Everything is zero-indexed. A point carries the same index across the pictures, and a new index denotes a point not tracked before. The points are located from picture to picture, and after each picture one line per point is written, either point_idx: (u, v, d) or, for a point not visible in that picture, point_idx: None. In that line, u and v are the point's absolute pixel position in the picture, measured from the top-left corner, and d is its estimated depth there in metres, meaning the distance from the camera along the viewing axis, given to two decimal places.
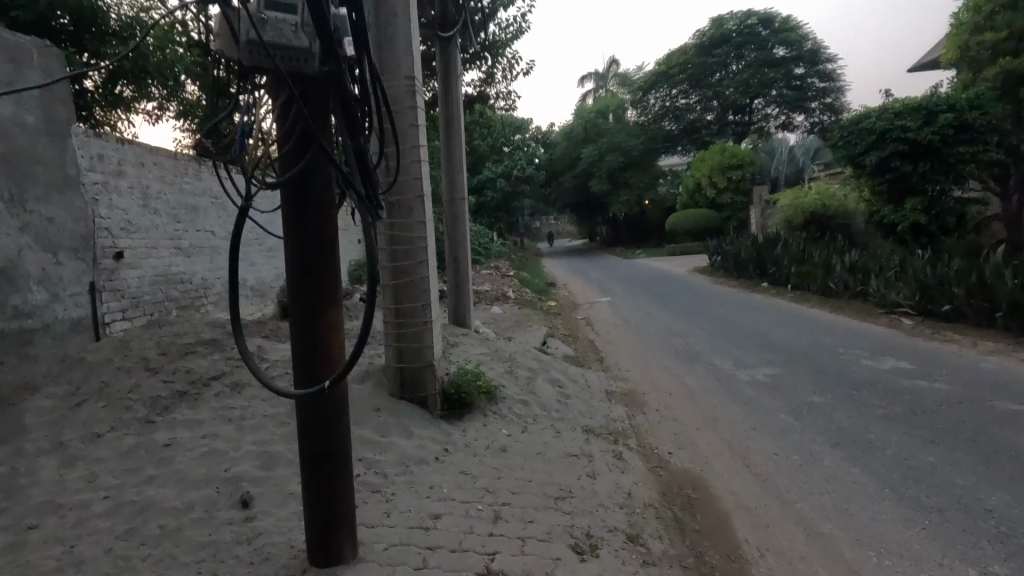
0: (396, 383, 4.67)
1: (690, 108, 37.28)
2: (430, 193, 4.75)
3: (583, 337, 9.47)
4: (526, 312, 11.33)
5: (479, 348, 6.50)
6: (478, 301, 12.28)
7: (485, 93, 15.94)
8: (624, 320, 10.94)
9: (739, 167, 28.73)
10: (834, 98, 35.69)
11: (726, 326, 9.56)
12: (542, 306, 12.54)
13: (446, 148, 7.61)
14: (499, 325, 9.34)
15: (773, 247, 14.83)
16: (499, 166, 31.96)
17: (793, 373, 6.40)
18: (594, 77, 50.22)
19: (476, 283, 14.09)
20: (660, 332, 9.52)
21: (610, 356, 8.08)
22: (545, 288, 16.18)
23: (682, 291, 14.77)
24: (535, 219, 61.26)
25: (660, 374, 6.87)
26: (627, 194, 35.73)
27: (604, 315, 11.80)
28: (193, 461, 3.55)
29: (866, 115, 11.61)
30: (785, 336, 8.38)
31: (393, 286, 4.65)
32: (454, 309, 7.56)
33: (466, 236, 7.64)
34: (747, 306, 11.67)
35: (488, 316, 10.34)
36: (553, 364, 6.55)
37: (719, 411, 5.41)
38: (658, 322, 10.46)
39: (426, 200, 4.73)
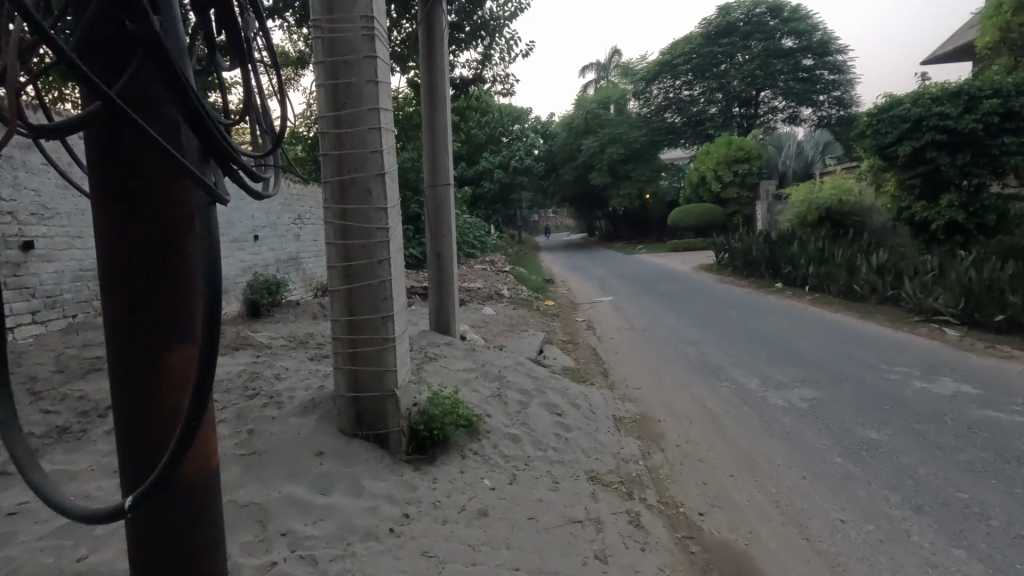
0: (350, 416, 3.65)
1: (695, 100, 36.11)
2: (394, 172, 3.67)
3: (584, 344, 8.40)
4: (521, 313, 10.26)
5: (462, 363, 5.45)
6: (468, 300, 11.22)
7: (480, 76, 14.82)
8: (629, 323, 9.91)
9: (746, 160, 27.58)
10: (844, 91, 34.52)
11: (744, 334, 8.53)
12: (538, 306, 11.51)
13: (429, 125, 6.54)
14: (490, 330, 8.26)
15: (788, 245, 13.81)
16: (496, 158, 31.08)
17: (837, 395, 5.38)
18: (594, 68, 49.10)
19: (468, 279, 13.03)
20: (671, 339, 8.49)
21: (617, 369, 7.03)
22: (542, 285, 15.12)
23: (689, 290, 13.76)
24: (533, 213, 60.17)
25: (676, 394, 5.83)
26: (627, 187, 34.65)
27: (606, 317, 10.74)
28: (40, 541, 2.51)
29: (899, 101, 10.57)
30: (816, 348, 7.35)
31: (346, 292, 3.61)
32: (436, 313, 6.52)
33: (452, 227, 6.57)
34: (762, 310, 10.66)
35: (479, 318, 9.29)
36: (551, 382, 5.51)
37: (754, 447, 4.40)
38: (667, 327, 9.45)
39: (391, 180, 3.66)
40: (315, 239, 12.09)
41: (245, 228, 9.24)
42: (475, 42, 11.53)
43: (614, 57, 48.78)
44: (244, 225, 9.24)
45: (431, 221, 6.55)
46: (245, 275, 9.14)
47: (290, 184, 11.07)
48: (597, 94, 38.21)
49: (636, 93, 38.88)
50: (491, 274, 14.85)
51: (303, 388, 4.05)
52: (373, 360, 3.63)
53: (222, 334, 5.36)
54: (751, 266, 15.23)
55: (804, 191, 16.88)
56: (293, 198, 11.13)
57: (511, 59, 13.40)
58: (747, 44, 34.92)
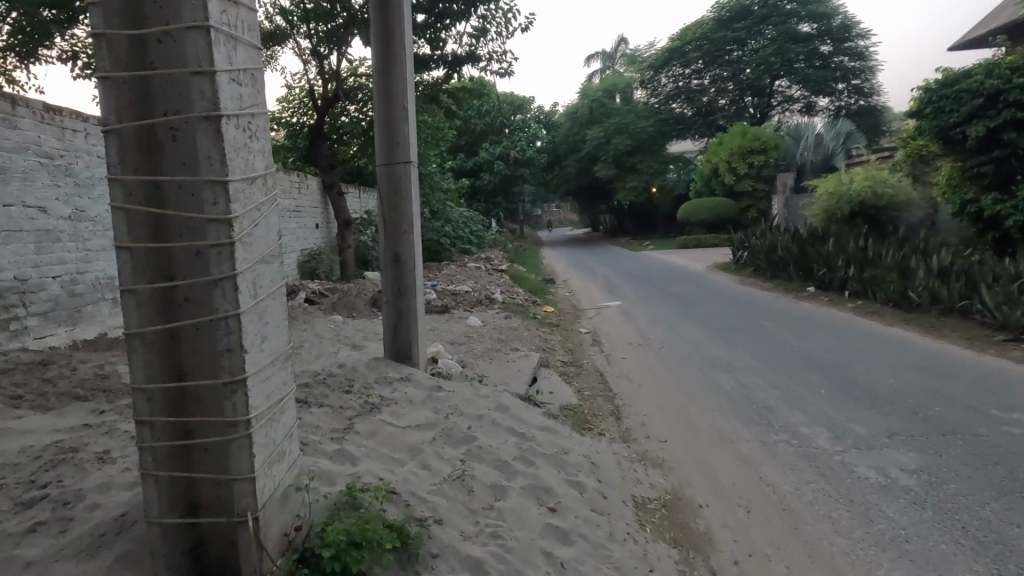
0: (177, 557, 2.02)
1: (706, 89, 34.30)
2: (247, 119, 1.99)
3: (589, 366, 6.77)
4: (514, 323, 8.63)
5: (420, 414, 3.85)
6: (453, 306, 9.62)
7: (475, 52, 13.16)
8: (643, 336, 8.32)
9: (763, 151, 26.03)
10: (864, 79, 32.53)
11: (784, 352, 6.95)
12: (535, 313, 9.91)
13: (381, 79, 4.77)
14: (471, 349, 6.62)
15: (821, 244, 12.15)
16: (495, 148, 29.32)
17: (953, 465, 3.76)
18: (600, 57, 47.27)
19: (455, 281, 11.41)
20: (696, 358, 6.88)
21: (631, 406, 5.40)
22: (540, 286, 13.49)
23: (707, 293, 12.19)
24: (536, 207, 58.39)
25: (717, 454, 4.20)
26: (634, 180, 32.90)
27: (616, 327, 9.14)
28: None
29: (967, 73, 8.91)
30: (886, 377, 5.70)
31: (169, 337, 1.99)
32: (391, 334, 4.86)
33: (415, 218, 4.88)
34: (795, 318, 9.13)
35: (461, 331, 7.66)
36: (542, 440, 3.88)
37: (856, 568, 2.80)
38: (687, 341, 7.88)
39: (244, 130, 2.00)
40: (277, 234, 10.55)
41: None
42: (471, 12, 9.83)
43: (621, 46, 46.91)
44: None
45: (385, 211, 4.87)
46: None
47: None
48: (602, 82, 36.34)
49: (643, 82, 37.01)
50: (484, 273, 13.22)
51: (127, 485, 2.44)
52: (218, 458, 2.01)
53: (74, 372, 3.75)
54: (776, 266, 13.55)
55: (833, 183, 15.09)
56: None
57: (511, 33, 11.71)
58: (762, 30, 33.03)
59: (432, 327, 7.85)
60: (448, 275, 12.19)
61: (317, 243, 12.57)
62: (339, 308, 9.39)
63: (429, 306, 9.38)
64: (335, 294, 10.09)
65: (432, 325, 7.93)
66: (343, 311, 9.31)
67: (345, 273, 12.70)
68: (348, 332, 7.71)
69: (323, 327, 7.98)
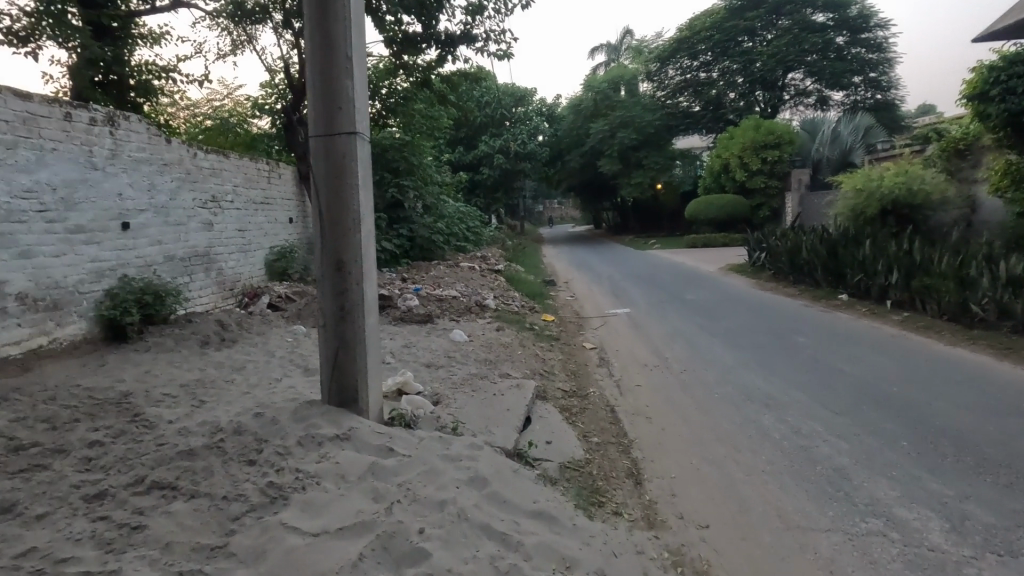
0: None
1: (714, 81, 32.88)
2: None
3: (595, 398, 5.47)
4: (505, 336, 7.35)
5: (352, 504, 2.59)
6: (438, 314, 8.39)
7: (470, 30, 11.88)
8: (658, 355, 7.03)
9: (776, 145, 24.44)
10: (882, 72, 31.11)
11: (835, 381, 5.65)
12: (532, 323, 8.65)
13: (315, 15, 3.38)
14: (451, 376, 5.33)
15: (853, 246, 10.87)
16: (495, 141, 28.10)
17: None
18: (605, 49, 45.94)
19: (444, 284, 10.15)
20: (728, 388, 5.58)
21: (656, 462, 4.10)
22: (539, 290, 12.22)
23: (725, 300, 10.90)
24: (537, 203, 57.06)
25: (790, 555, 2.90)
26: (639, 176, 31.59)
27: (625, 343, 7.83)
28: None
29: None
30: (982, 422, 4.41)
31: None
32: (330, 368, 3.56)
33: (365, 211, 3.55)
34: (832, 333, 7.88)
35: (442, 348, 6.39)
36: (535, 543, 2.60)
37: None
38: (712, 361, 6.59)
39: None
40: (240, 228, 9.27)
41: (105, 213, 6.36)
42: None
43: (627, 38, 45.55)
44: (104, 207, 6.35)
45: (322, 201, 3.48)
46: (103, 281, 6.30)
47: (197, 153, 8.17)
48: (607, 74, 34.91)
49: (649, 74, 35.58)
50: (477, 274, 11.95)
51: None
52: None
53: None
54: (800, 270, 12.28)
55: (861, 179, 13.75)
56: (197, 168, 8.14)
57: (510, 8, 10.45)
58: (775, 20, 31.58)
59: (408, 343, 6.59)
60: (435, 277, 10.92)
61: (292, 239, 11.32)
62: (306, 316, 8.14)
63: (408, 315, 8.09)
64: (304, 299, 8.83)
65: (409, 342, 6.66)
66: (309, 319, 8.05)
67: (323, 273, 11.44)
68: (308, 348, 6.48)
69: (280, 342, 6.73)
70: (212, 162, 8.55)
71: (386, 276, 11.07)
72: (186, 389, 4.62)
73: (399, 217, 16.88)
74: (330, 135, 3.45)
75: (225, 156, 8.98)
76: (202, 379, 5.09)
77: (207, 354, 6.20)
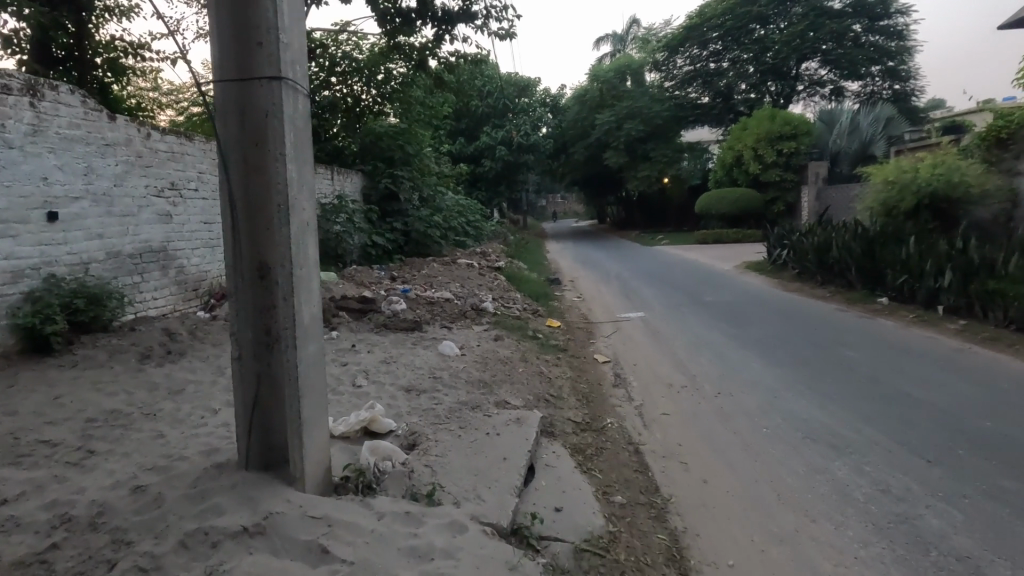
0: None
1: (725, 72, 31.55)
2: None
3: (614, 433, 4.40)
4: (505, 349, 6.25)
5: None
6: (428, 319, 7.34)
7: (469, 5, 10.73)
8: (683, 372, 5.96)
9: (792, 137, 23.25)
10: (901, 61, 29.77)
11: (907, 410, 4.61)
12: (537, 331, 7.60)
13: None
14: (434, 407, 4.25)
15: (894, 243, 9.76)
16: (497, 132, 27.03)
17: None
18: (610, 38, 44.67)
19: (437, 283, 9.09)
20: (778, 419, 4.53)
21: (706, 538, 3.05)
22: (543, 289, 11.15)
23: (749, 303, 9.82)
24: (541, 196, 55.84)
25: None
26: (646, 168, 30.44)
27: (643, 355, 6.75)
28: None
29: None
30: None
31: None
32: (251, 415, 2.49)
33: (300, 195, 2.47)
34: (883, 344, 6.80)
35: (427, 366, 5.31)
36: None
37: None
38: (751, 381, 5.53)
39: None
40: (206, 220, 8.20)
41: (24, 201, 5.32)
42: None
43: (634, 27, 44.26)
44: (22, 194, 5.30)
45: (233, 180, 2.40)
46: (21, 284, 5.26)
47: (153, 133, 7.08)
48: (613, 63, 33.53)
49: (657, 64, 34.21)
50: (475, 273, 10.88)
51: None
52: None
53: None
54: (831, 270, 11.15)
55: (891, 169, 12.54)
56: (152, 152, 7.06)
57: None
58: (789, 7, 30.20)
59: (387, 359, 5.54)
60: (426, 276, 9.83)
61: None
62: None
63: (393, 322, 7.00)
64: None
65: (388, 359, 5.57)
66: None
67: None
68: None
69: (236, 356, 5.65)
70: (173, 144, 7.46)
71: (372, 275, 9.99)
72: (87, 429, 3.55)
73: (393, 211, 15.77)
74: (246, 83, 2.35)
75: (189, 138, 7.89)
76: (119, 410, 4.02)
77: (145, 371, 5.16)
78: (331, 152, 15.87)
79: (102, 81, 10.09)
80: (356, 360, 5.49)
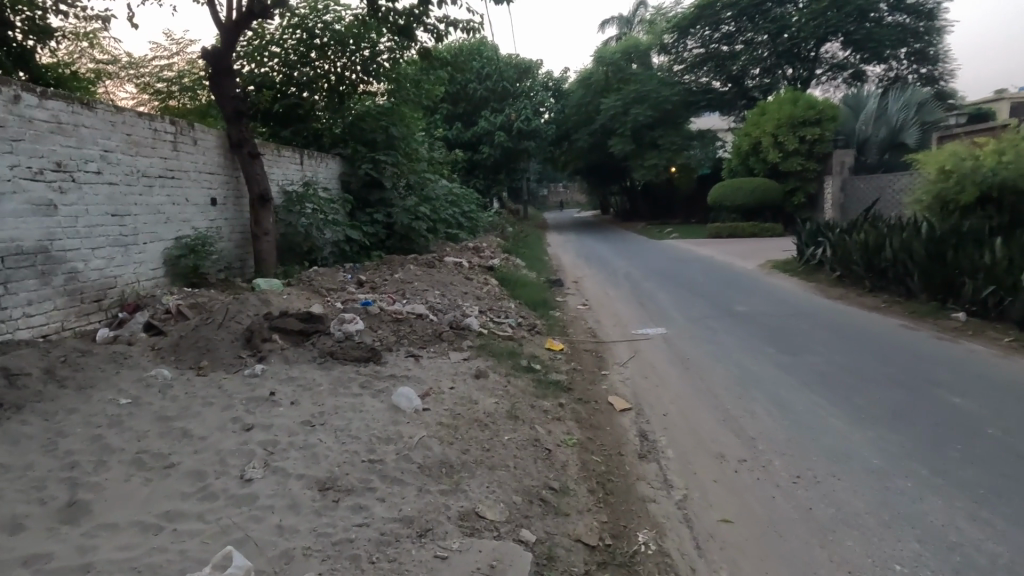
0: None
1: (738, 54, 29.46)
2: None
3: (651, 571, 2.78)
4: (487, 395, 4.51)
5: None
6: (390, 345, 5.62)
7: None
8: (736, 432, 4.28)
9: (817, 122, 21.24)
10: (929, 42, 27.75)
11: None
12: (532, 359, 5.88)
13: None
14: (353, 536, 2.55)
15: (970, 245, 8.00)
16: (495, 117, 25.21)
17: None
18: (615, 22, 42.69)
19: (411, 291, 7.35)
20: (913, 542, 2.89)
21: None
22: (543, 296, 9.39)
23: (791, 317, 8.13)
24: (542, 186, 53.89)
25: None
26: (653, 157, 28.56)
27: (675, 398, 5.06)
28: None
29: None
30: None
31: None
32: None
33: None
34: (991, 384, 5.15)
35: (367, 434, 3.57)
36: None
37: None
38: (839, 454, 3.87)
39: None
40: (114, 212, 6.46)
41: None
42: None
43: (640, 10, 42.30)
44: None
45: None
46: None
47: (23, 96, 5.37)
48: (619, 45, 31.41)
49: (664, 47, 31.97)
50: (461, 275, 9.16)
51: None
52: None
53: None
54: (886, 276, 9.41)
55: (946, 156, 10.58)
56: (21, 121, 5.35)
57: None
58: None
59: (314, 420, 3.81)
60: (399, 280, 8.05)
61: (214, 226, 8.53)
62: (185, 349, 5.24)
63: (342, 349, 5.30)
64: (199, 316, 6.01)
65: (313, 418, 3.85)
66: (189, 353, 5.16)
67: (261, 271, 9.13)
68: (136, 426, 3.67)
69: (98, 410, 3.91)
70: (58, 113, 5.75)
71: (335, 278, 8.26)
72: None
73: (374, 200, 13.96)
74: None
75: (90, 106, 6.17)
76: None
77: None
78: (308, 135, 13.79)
79: (29, 50, 8.19)
80: (267, 420, 3.77)
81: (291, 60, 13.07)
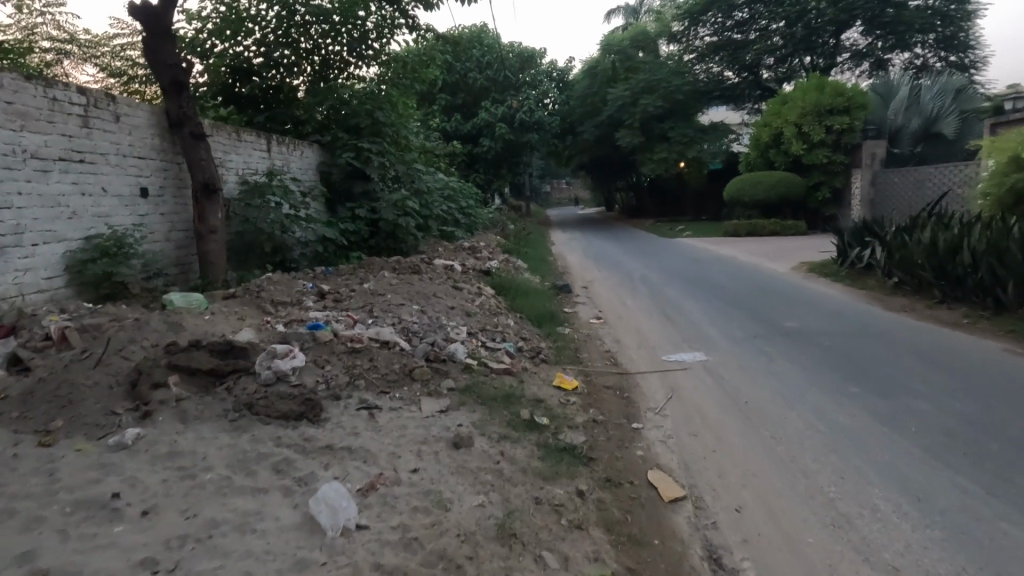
0: None
1: (751, 43, 27.65)
2: None
3: None
4: (467, 489, 2.90)
5: None
6: (337, 390, 4.02)
7: None
8: (866, 555, 2.69)
9: (844, 111, 19.52)
10: (958, 27, 25.99)
11: None
12: (536, 406, 4.27)
13: None
14: None
15: None
16: (494, 109, 23.47)
17: None
18: (620, 11, 40.80)
19: (381, 307, 5.73)
20: None
21: None
22: (549, 308, 7.72)
23: (858, 337, 6.51)
24: (545, 181, 52.01)
25: None
26: (663, 151, 26.77)
27: (746, 476, 3.44)
28: None
29: None
30: None
31: None
32: None
33: None
34: None
35: None
36: None
37: None
38: None
39: None
40: None
41: None
42: None
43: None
44: None
45: None
46: None
47: None
48: (627, 32, 29.54)
49: (673, 35, 30.06)
50: (449, 284, 7.55)
51: None
52: None
53: None
54: (964, 285, 7.76)
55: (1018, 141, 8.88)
56: None
57: None
58: None
59: (164, 559, 2.21)
60: (368, 291, 6.42)
61: (141, 223, 6.91)
62: (37, 400, 3.63)
63: (265, 400, 3.70)
64: (82, 346, 4.39)
65: (162, 553, 2.25)
66: (40, 408, 3.55)
67: (206, 277, 7.55)
68: None
69: None
70: None
71: (292, 288, 6.66)
72: None
73: (357, 192, 12.13)
74: None
75: None
76: None
77: None
78: (282, 121, 11.95)
79: None
80: (78, 560, 2.17)
81: (270, 40, 11.47)
